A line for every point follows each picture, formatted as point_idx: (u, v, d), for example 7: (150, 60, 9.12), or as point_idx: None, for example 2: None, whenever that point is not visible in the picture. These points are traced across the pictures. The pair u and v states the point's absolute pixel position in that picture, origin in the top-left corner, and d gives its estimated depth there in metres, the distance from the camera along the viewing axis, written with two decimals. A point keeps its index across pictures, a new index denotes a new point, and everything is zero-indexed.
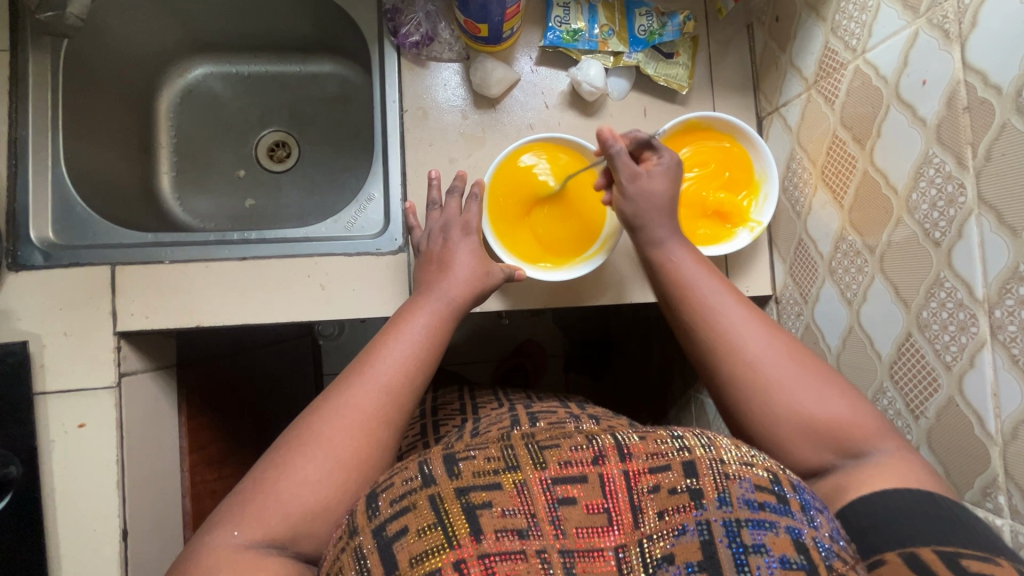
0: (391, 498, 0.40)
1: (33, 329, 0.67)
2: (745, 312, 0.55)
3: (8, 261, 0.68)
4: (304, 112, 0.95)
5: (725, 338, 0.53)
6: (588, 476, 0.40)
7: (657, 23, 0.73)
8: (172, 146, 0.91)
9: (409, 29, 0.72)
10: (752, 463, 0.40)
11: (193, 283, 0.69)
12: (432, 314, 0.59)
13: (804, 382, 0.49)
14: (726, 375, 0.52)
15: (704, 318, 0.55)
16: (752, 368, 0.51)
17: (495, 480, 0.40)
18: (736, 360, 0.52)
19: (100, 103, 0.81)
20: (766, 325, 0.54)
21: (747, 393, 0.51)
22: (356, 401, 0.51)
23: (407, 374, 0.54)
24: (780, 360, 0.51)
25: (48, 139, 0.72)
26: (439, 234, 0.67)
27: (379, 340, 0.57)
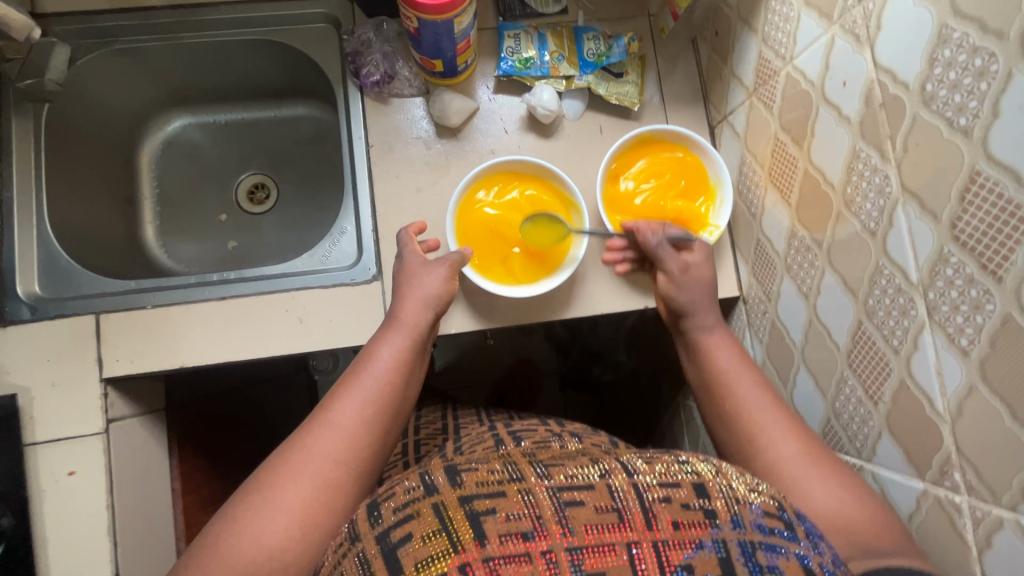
0: (394, 507, 0.42)
1: (21, 381, 0.69)
2: (763, 389, 0.62)
3: None
4: (281, 154, 0.99)
5: (744, 422, 0.60)
6: (594, 485, 0.43)
7: (604, 46, 0.77)
8: (155, 196, 0.95)
9: (370, 68, 0.76)
10: (758, 491, 0.45)
11: (176, 325, 0.72)
12: (387, 356, 0.63)
13: (812, 466, 0.54)
14: (740, 443, 0.59)
15: (731, 401, 0.62)
16: (768, 449, 0.57)
17: (499, 488, 0.42)
18: (748, 429, 0.59)
19: (84, 160, 0.84)
20: (789, 418, 0.59)
21: (754, 459, 0.58)
22: (312, 447, 0.55)
23: (363, 418, 0.58)
24: (786, 433, 0.58)
25: (31, 197, 0.76)
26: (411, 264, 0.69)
27: (353, 375, 0.62)
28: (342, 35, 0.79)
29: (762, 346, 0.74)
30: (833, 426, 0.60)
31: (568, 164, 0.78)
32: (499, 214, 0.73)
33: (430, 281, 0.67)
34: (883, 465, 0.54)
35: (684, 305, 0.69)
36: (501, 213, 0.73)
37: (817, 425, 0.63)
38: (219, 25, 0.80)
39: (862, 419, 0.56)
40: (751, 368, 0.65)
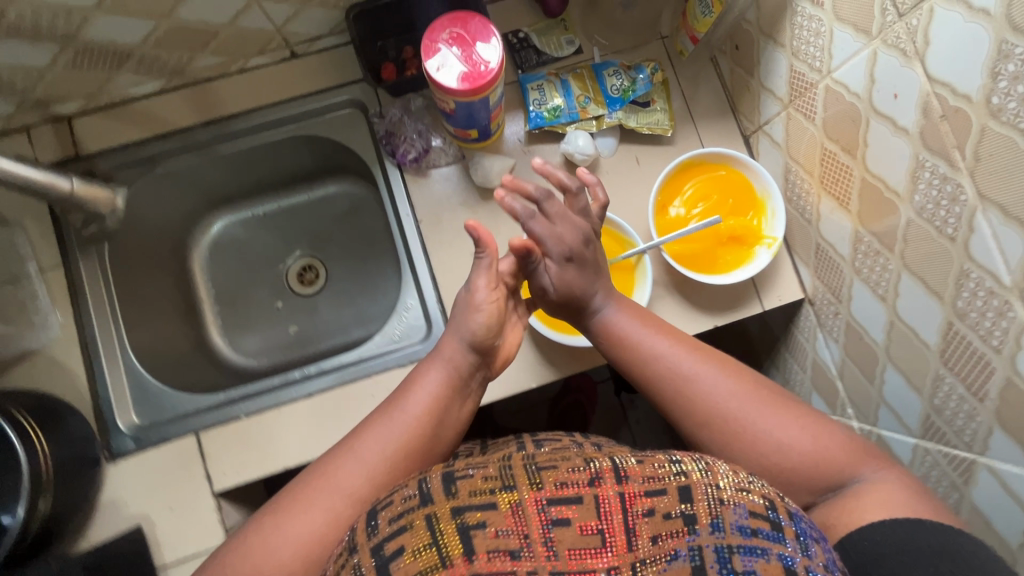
0: (390, 517, 0.42)
1: (141, 510, 0.72)
2: (675, 341, 0.63)
3: (105, 454, 0.74)
4: (322, 233, 1.01)
5: (673, 378, 0.60)
6: (582, 497, 0.42)
7: (628, 80, 0.78)
8: (212, 297, 0.97)
9: (406, 146, 0.78)
10: (749, 489, 0.44)
11: (273, 429, 0.75)
12: (437, 383, 0.61)
13: (748, 408, 0.57)
14: (673, 398, 0.60)
15: (648, 358, 0.62)
16: (700, 398, 0.59)
17: (491, 499, 0.42)
18: (678, 383, 0.60)
19: (145, 281, 0.87)
20: (713, 360, 0.61)
21: (691, 411, 0.59)
22: (340, 470, 0.55)
23: (389, 457, 0.56)
24: (715, 378, 0.59)
25: (112, 331, 0.79)
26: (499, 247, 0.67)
27: (390, 404, 0.61)
28: (371, 119, 0.80)
29: (838, 345, 0.74)
30: (935, 422, 0.61)
31: (613, 200, 0.78)
32: None
33: (483, 302, 0.64)
34: (999, 460, 0.54)
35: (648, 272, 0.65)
36: None
37: (917, 420, 0.64)
38: (252, 131, 0.82)
39: (968, 415, 0.56)
40: (655, 323, 0.65)
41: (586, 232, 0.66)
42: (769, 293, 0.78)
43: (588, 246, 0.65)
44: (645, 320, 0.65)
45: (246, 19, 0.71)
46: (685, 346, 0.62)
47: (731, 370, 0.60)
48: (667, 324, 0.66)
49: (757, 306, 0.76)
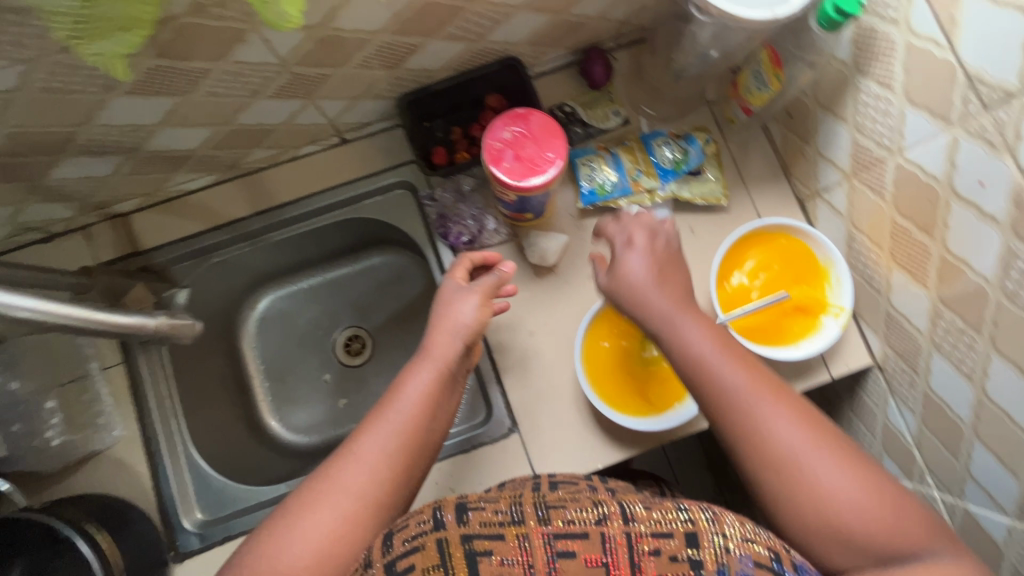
0: (405, 538, 0.44)
1: None
2: (749, 365, 0.56)
3: (172, 552, 0.73)
4: (367, 303, 1.01)
5: (740, 409, 0.54)
6: (589, 533, 0.42)
7: (679, 151, 0.77)
8: (262, 372, 0.97)
9: (460, 229, 0.78)
10: (753, 539, 0.42)
11: None
12: (426, 379, 0.60)
13: (822, 459, 0.51)
14: (734, 432, 0.54)
15: (715, 385, 0.55)
16: (770, 439, 0.52)
17: (500, 531, 0.43)
18: (744, 416, 0.53)
19: (198, 365, 0.88)
20: (789, 400, 0.54)
21: (753, 449, 0.52)
22: (340, 474, 0.53)
23: (388, 459, 0.55)
24: (789, 419, 0.52)
25: (173, 424, 0.78)
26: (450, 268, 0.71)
27: (379, 406, 0.59)
28: (422, 201, 0.80)
29: (914, 414, 0.72)
30: None
31: None
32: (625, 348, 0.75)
33: (462, 308, 0.65)
34: None
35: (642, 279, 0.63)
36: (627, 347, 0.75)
37: (1012, 503, 0.60)
38: (305, 217, 0.82)
39: None
40: (729, 343, 0.58)
41: (653, 233, 0.66)
42: (836, 361, 0.76)
43: (655, 238, 0.66)
44: (718, 337, 0.58)
45: (301, 117, 0.71)
46: (760, 377, 0.55)
47: (807, 415, 0.53)
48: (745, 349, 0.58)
49: (825, 375, 0.75)
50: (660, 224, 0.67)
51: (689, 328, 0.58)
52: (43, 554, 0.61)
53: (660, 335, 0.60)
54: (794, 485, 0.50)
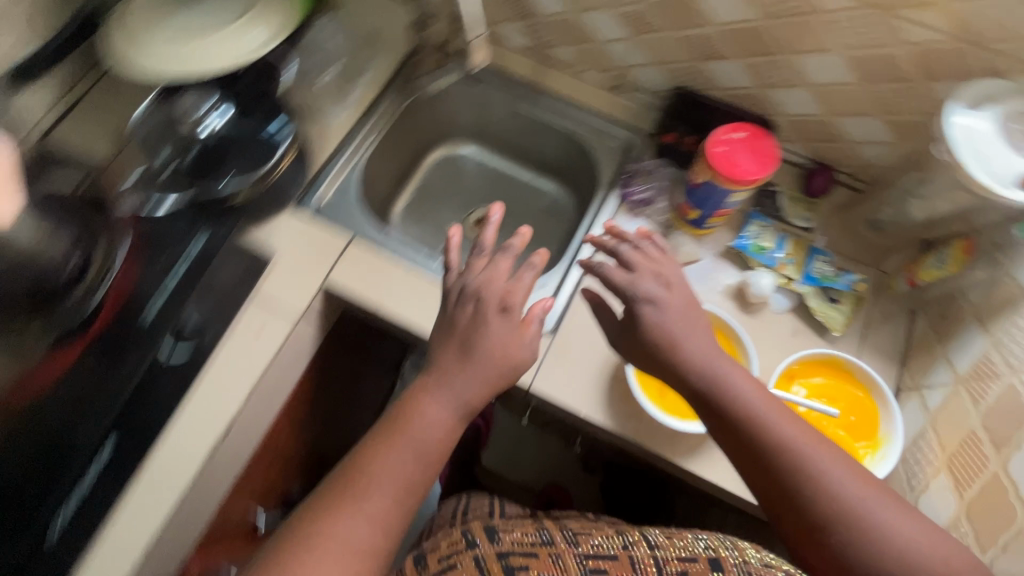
0: (441, 558, 0.63)
1: (278, 248, 0.85)
2: (794, 419, 0.63)
3: (298, 199, 0.90)
4: (516, 208, 1.19)
5: (798, 467, 0.60)
6: (617, 557, 0.60)
7: (832, 273, 0.86)
8: (417, 185, 1.18)
9: (638, 189, 0.93)
10: (771, 567, 0.58)
11: (394, 274, 0.87)
12: (440, 427, 0.64)
13: (880, 504, 0.58)
14: (791, 490, 0.60)
15: (769, 445, 0.61)
16: (829, 491, 0.59)
17: (534, 552, 0.61)
18: (804, 475, 0.59)
19: (401, 139, 1.10)
20: (833, 449, 0.61)
21: (812, 507, 0.58)
22: (353, 528, 0.58)
23: (399, 504, 0.61)
24: (843, 470, 0.60)
25: (365, 143, 1.00)
26: (469, 301, 0.68)
27: (393, 430, 0.64)
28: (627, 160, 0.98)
29: None
30: None
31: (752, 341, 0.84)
32: None
33: (506, 337, 0.66)
34: None
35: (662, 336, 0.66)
36: None
37: None
38: (550, 111, 1.04)
39: None
40: (769, 396, 0.65)
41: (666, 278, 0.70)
42: None
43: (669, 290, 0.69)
44: (758, 388, 0.65)
45: (614, 46, 0.93)
46: (804, 431, 0.62)
47: (853, 463, 0.61)
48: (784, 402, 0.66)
49: None
50: (673, 272, 0.70)
51: (739, 377, 0.64)
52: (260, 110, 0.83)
53: (711, 385, 0.64)
54: (859, 533, 0.57)
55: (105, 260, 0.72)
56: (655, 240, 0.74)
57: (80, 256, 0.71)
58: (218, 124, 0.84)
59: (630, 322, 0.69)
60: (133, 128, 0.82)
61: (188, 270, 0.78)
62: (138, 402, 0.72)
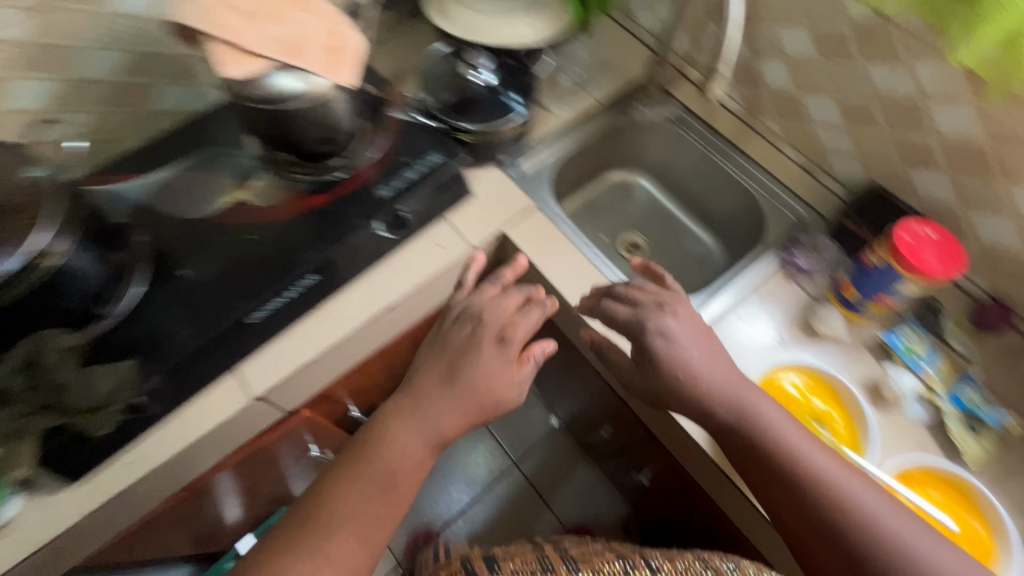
0: None
1: (478, 192, 1.01)
2: (819, 447, 0.71)
3: (506, 162, 1.07)
4: (667, 247, 1.28)
5: (829, 493, 0.68)
6: None
7: (982, 403, 0.84)
8: (589, 196, 1.30)
9: (802, 258, 0.97)
10: None
11: (560, 246, 0.99)
12: (421, 442, 0.74)
13: (906, 525, 0.66)
14: (822, 510, 0.67)
15: (798, 470, 0.69)
16: (858, 511, 0.67)
17: None
18: (834, 500, 0.67)
19: (599, 152, 1.24)
20: (856, 473, 0.70)
21: (842, 526, 0.66)
22: (330, 547, 0.63)
23: (373, 528, 0.67)
24: (872, 496, 0.68)
25: (574, 139, 1.15)
26: (469, 323, 0.84)
27: (362, 460, 0.71)
28: (798, 232, 1.02)
29: None
30: None
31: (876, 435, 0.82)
32: (800, 396, 0.85)
33: (495, 363, 0.79)
34: None
35: (668, 362, 0.76)
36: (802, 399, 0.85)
37: None
38: (739, 170, 1.13)
39: None
40: (792, 422, 0.73)
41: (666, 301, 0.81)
42: None
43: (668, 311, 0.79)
44: (781, 414, 0.73)
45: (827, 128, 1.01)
46: (826, 456, 0.71)
47: (876, 488, 0.69)
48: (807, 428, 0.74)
49: None
50: (671, 299, 0.81)
51: (764, 406, 0.73)
52: (516, 83, 1.02)
53: (738, 415, 0.73)
54: (885, 548, 0.65)
55: (357, 151, 0.92)
56: (642, 284, 0.84)
57: (347, 133, 0.89)
58: (490, 77, 1.01)
59: (640, 355, 0.78)
60: (433, 60, 1.04)
61: (411, 180, 0.92)
62: (339, 258, 0.87)
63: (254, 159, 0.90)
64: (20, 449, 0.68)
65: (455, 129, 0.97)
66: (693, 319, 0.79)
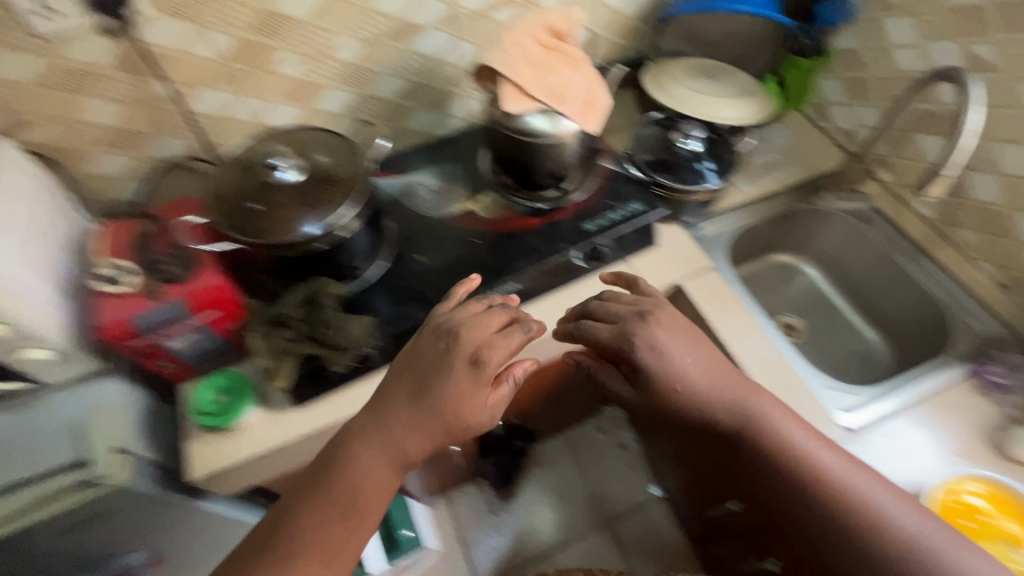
0: None
1: (663, 245, 1.10)
2: (807, 434, 0.78)
3: (688, 223, 1.15)
4: (825, 336, 1.27)
5: (822, 486, 0.74)
6: None
7: None
8: (751, 271, 1.33)
9: (997, 373, 0.94)
10: None
11: (734, 307, 1.03)
12: (396, 463, 0.68)
13: (895, 502, 0.72)
14: (818, 497, 0.74)
15: (791, 464, 0.75)
16: (853, 495, 0.73)
17: None
18: (828, 494, 0.73)
19: (771, 232, 1.28)
20: (844, 456, 0.77)
21: (842, 513, 0.72)
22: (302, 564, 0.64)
23: (347, 535, 0.67)
24: (861, 480, 0.74)
25: (754, 215, 1.21)
26: (445, 339, 0.72)
27: (332, 473, 0.69)
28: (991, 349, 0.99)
29: None
30: None
31: None
32: (982, 512, 0.80)
33: (474, 399, 0.68)
34: None
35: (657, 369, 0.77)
36: (983, 515, 0.80)
37: None
38: (925, 275, 1.12)
39: None
40: (783, 410, 0.80)
41: (646, 311, 0.80)
42: None
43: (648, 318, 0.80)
44: (777, 409, 0.79)
45: None
46: (814, 442, 0.77)
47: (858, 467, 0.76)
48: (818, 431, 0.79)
49: None
50: (652, 309, 0.81)
51: (771, 411, 0.78)
52: (716, 155, 1.11)
53: (744, 420, 0.78)
54: (878, 526, 0.71)
55: (570, 186, 1.05)
56: (620, 294, 0.85)
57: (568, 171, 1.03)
58: (696, 146, 1.11)
59: (636, 372, 0.79)
60: (641, 125, 1.18)
61: (616, 219, 1.02)
62: (539, 275, 0.98)
63: (486, 178, 1.07)
64: (284, 365, 0.84)
65: (654, 184, 1.08)
66: (671, 325, 0.80)
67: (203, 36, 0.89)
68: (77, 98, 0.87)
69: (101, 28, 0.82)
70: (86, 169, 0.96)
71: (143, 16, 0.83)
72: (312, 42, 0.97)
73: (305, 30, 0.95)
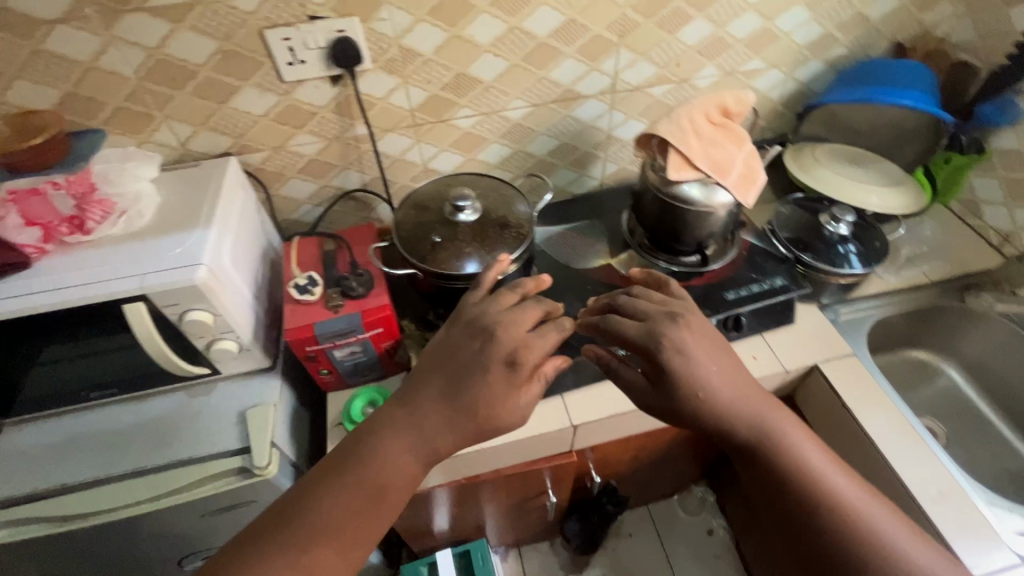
0: None
1: (800, 323, 1.07)
2: (826, 460, 0.66)
3: (825, 303, 1.12)
4: (971, 447, 1.16)
5: (843, 526, 0.62)
6: None
7: None
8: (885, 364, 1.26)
9: None
10: None
11: (880, 399, 0.98)
12: (331, 486, 0.61)
13: (921, 549, 0.61)
14: (831, 538, 0.61)
15: (807, 495, 0.63)
16: (876, 539, 0.61)
17: None
18: (848, 534, 0.61)
19: (911, 326, 1.22)
20: (862, 488, 0.65)
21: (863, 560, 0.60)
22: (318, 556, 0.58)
23: (364, 531, 0.60)
24: (886, 521, 0.62)
25: (896, 305, 1.16)
26: (479, 336, 0.66)
27: (351, 459, 0.62)
28: None
29: None
30: None
31: None
32: None
33: (516, 399, 0.63)
34: None
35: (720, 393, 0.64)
36: None
37: None
38: None
39: None
40: (804, 431, 0.68)
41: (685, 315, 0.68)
42: None
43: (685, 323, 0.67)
44: (795, 427, 0.67)
45: None
46: (833, 471, 0.65)
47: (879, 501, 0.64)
48: (830, 449, 0.68)
49: None
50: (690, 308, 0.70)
51: (787, 429, 0.66)
52: (863, 240, 1.09)
53: (760, 436, 0.65)
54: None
55: (711, 253, 1.07)
56: (650, 292, 0.74)
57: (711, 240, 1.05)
58: (845, 230, 1.09)
59: (654, 374, 0.66)
60: (781, 204, 1.17)
61: (757, 291, 1.02)
62: None
63: (626, 238, 1.13)
64: None
65: (796, 260, 1.08)
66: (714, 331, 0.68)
67: (405, 90, 1.02)
68: (293, 132, 1.02)
69: (329, 78, 0.96)
70: (280, 191, 1.10)
71: (364, 71, 0.97)
72: (489, 102, 1.08)
73: (486, 90, 1.06)
